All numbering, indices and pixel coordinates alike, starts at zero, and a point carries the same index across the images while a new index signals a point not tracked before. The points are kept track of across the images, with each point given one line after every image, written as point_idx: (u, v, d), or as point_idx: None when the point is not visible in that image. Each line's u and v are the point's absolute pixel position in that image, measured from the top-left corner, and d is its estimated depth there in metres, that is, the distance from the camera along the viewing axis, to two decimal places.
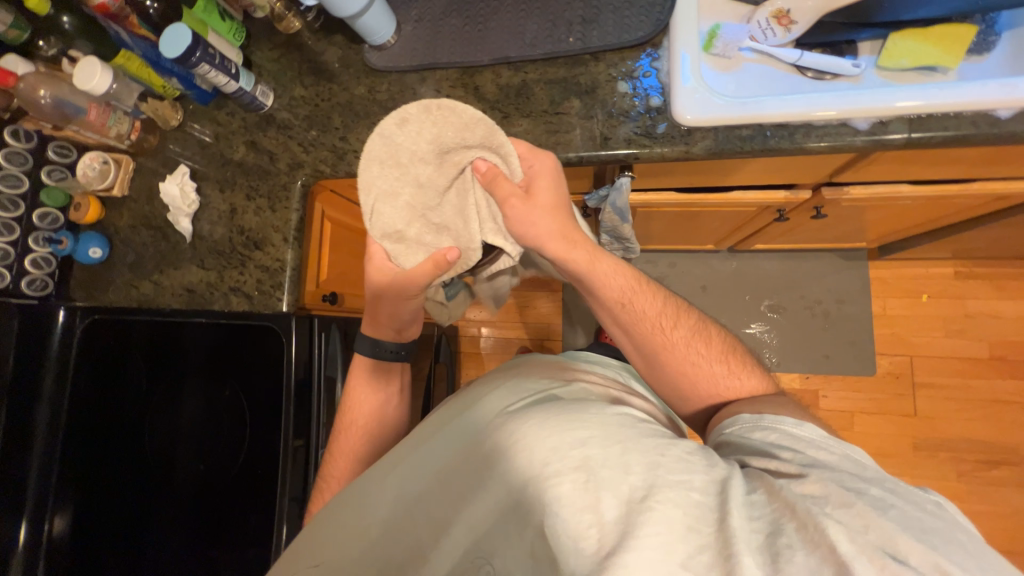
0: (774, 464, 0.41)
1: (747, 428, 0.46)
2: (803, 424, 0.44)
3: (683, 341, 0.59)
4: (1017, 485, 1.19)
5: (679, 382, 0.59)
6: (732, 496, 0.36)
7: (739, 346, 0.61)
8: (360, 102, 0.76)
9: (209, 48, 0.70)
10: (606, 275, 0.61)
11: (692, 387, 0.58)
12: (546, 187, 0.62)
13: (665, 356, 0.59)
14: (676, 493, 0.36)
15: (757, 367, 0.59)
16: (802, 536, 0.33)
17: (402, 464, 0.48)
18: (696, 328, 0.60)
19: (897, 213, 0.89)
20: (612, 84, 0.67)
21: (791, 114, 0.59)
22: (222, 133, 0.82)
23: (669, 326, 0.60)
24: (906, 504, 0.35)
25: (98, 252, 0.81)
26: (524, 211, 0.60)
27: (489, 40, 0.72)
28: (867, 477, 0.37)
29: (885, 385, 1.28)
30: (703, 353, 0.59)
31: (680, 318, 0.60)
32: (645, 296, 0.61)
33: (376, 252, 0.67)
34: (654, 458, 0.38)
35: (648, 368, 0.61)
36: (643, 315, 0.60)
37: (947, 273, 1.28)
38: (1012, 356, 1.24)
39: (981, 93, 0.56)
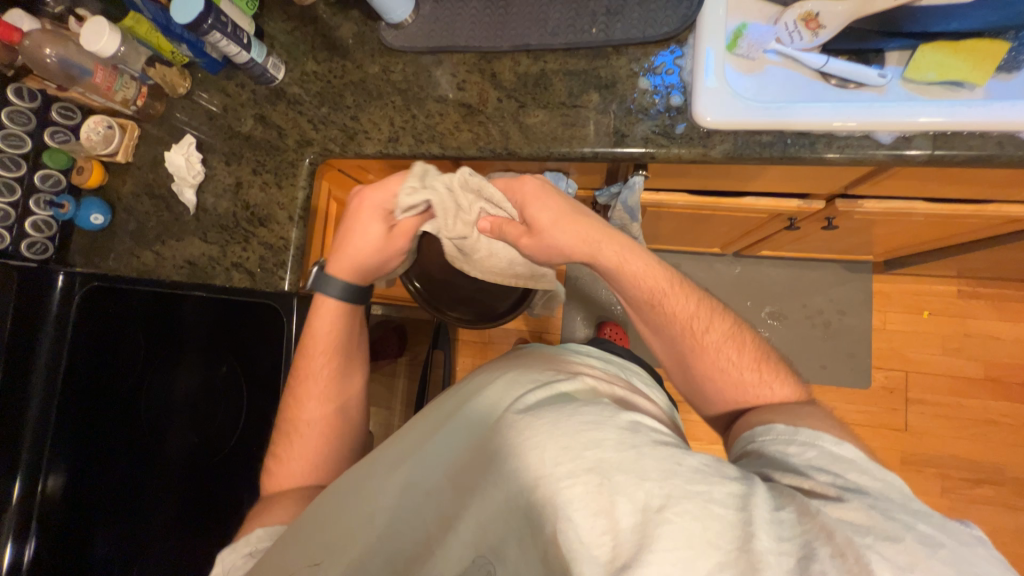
0: (808, 484, 0.41)
1: (782, 442, 0.47)
2: (843, 444, 0.44)
3: (713, 346, 0.58)
4: (1000, 504, 1.21)
5: (708, 384, 0.59)
6: (760, 514, 0.36)
7: (774, 354, 0.60)
8: (373, 81, 0.74)
9: (221, 15, 0.68)
10: (638, 276, 0.60)
11: (718, 392, 0.59)
12: (541, 210, 0.61)
13: (694, 360, 0.59)
14: (695, 505, 0.36)
15: (792, 376, 0.58)
16: (838, 564, 0.32)
17: (408, 453, 0.48)
18: (730, 332, 0.59)
19: (909, 229, 0.89)
20: (633, 79, 0.66)
21: (816, 122, 0.58)
22: (231, 104, 0.81)
23: (702, 332, 0.59)
24: (954, 542, 0.34)
25: (99, 219, 0.82)
26: (538, 246, 0.62)
27: (509, 26, 0.70)
28: (915, 511, 0.37)
29: (878, 399, 1.29)
30: (734, 359, 0.58)
31: (714, 323, 0.59)
32: (677, 296, 0.59)
33: (377, 187, 0.65)
34: (669, 467, 0.38)
35: (678, 367, 0.62)
36: (674, 317, 0.59)
37: (951, 291, 1.28)
38: (1007, 378, 1.24)
39: (1010, 113, 0.55)
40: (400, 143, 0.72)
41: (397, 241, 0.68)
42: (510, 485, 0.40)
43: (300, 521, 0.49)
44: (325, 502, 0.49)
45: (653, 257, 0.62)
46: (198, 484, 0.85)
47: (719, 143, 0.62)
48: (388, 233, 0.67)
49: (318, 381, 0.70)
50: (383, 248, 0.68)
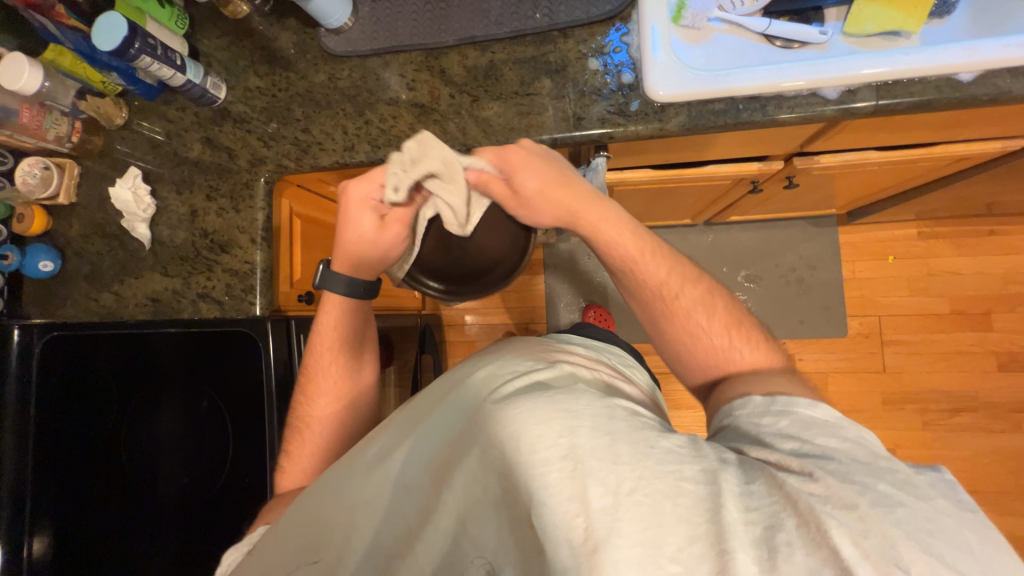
0: (774, 457, 0.41)
1: (755, 414, 0.47)
2: (816, 406, 0.45)
3: (683, 311, 0.59)
4: (977, 429, 1.27)
5: (682, 349, 0.60)
6: (729, 488, 0.37)
7: (749, 320, 0.60)
8: (320, 90, 0.72)
9: (148, 38, 0.65)
10: (613, 238, 0.61)
11: (691, 357, 0.59)
12: (528, 176, 0.60)
13: (666, 325, 0.60)
14: (666, 485, 0.37)
15: (765, 343, 0.57)
16: (801, 533, 0.34)
17: (390, 447, 0.48)
18: (701, 298, 0.59)
19: (864, 178, 0.92)
20: (582, 61, 0.65)
21: (763, 85, 0.59)
22: (174, 130, 0.77)
23: (672, 296, 0.60)
24: (914, 499, 0.35)
25: (49, 265, 0.78)
26: (524, 210, 0.64)
27: (452, 20, 0.68)
28: (875, 471, 0.38)
29: (856, 345, 1.34)
30: (704, 324, 0.58)
31: (684, 287, 0.60)
32: (648, 262, 0.61)
33: (356, 184, 0.62)
34: (642, 450, 0.39)
35: (655, 332, 0.62)
36: (645, 283, 0.61)
37: (911, 234, 1.33)
38: (971, 310, 1.30)
39: (943, 57, 0.56)
40: (357, 151, 0.70)
41: (393, 228, 0.64)
42: (488, 472, 0.41)
43: (279, 528, 0.48)
44: (304, 500, 0.49)
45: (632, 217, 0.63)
46: (191, 522, 0.80)
47: (673, 115, 0.62)
48: (382, 220, 0.64)
49: (326, 375, 0.69)
50: (380, 239, 0.65)
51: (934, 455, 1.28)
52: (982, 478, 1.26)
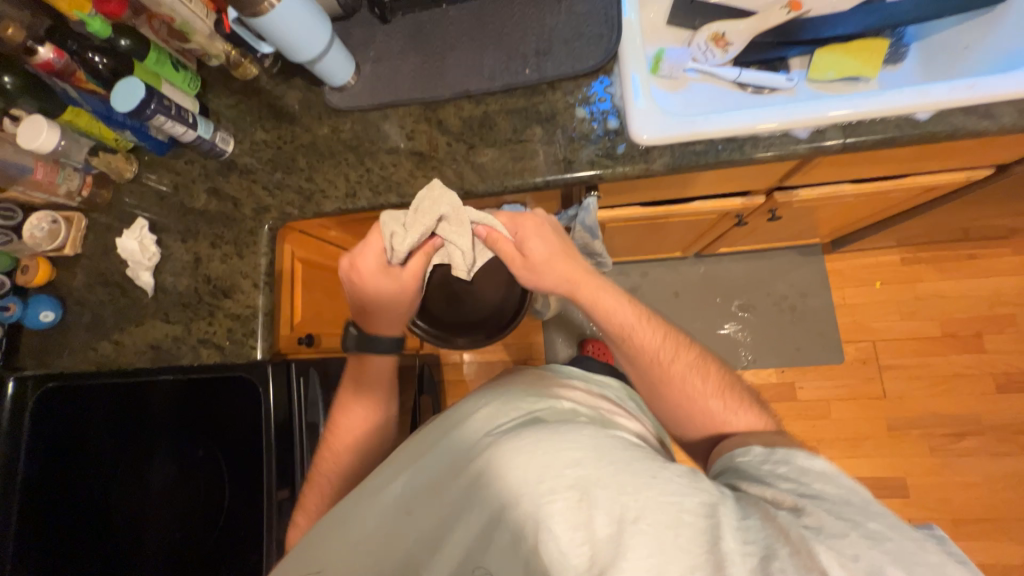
0: (771, 493, 0.44)
1: (756, 460, 0.49)
2: (813, 458, 0.46)
3: (680, 375, 0.62)
4: (984, 453, 1.26)
5: (679, 413, 0.62)
6: (726, 521, 0.40)
7: (738, 382, 0.64)
8: (324, 142, 0.77)
9: (164, 99, 0.69)
10: (609, 309, 0.63)
11: (689, 419, 0.61)
12: (539, 245, 0.63)
13: (664, 389, 0.62)
14: (666, 516, 0.41)
15: (755, 404, 0.61)
16: (796, 561, 0.36)
17: (399, 475, 0.51)
18: (694, 363, 0.63)
19: (842, 209, 0.96)
20: (571, 110, 0.70)
21: (739, 127, 0.63)
22: (182, 182, 0.81)
23: (668, 361, 0.62)
24: (902, 537, 0.38)
25: (50, 315, 0.78)
26: (528, 275, 0.65)
27: (448, 75, 0.73)
28: (867, 511, 0.40)
29: (854, 371, 1.34)
30: (699, 387, 0.61)
31: (679, 352, 0.63)
32: (645, 329, 0.63)
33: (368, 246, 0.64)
34: (645, 480, 0.42)
35: (653, 397, 0.64)
36: (643, 349, 0.63)
37: (895, 260, 1.37)
38: (962, 332, 1.32)
39: (899, 98, 0.61)
40: (358, 197, 0.74)
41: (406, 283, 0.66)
42: (495, 502, 0.44)
43: (292, 556, 0.50)
44: (316, 533, 0.51)
45: (625, 292, 0.66)
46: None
47: (658, 157, 0.67)
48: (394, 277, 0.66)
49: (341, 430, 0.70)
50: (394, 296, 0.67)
51: (944, 482, 1.26)
52: (995, 504, 1.23)
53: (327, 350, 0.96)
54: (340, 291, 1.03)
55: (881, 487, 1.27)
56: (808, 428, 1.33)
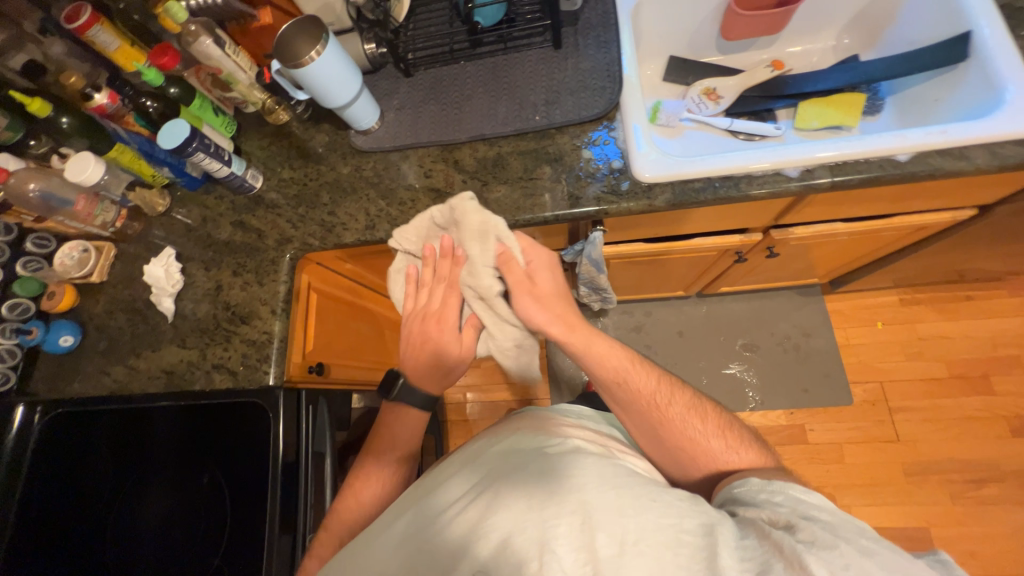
0: (767, 514, 0.47)
1: (755, 490, 0.51)
2: (810, 490, 0.49)
3: (679, 418, 0.62)
4: (1007, 502, 1.21)
5: (681, 456, 0.61)
6: (724, 539, 0.43)
7: (737, 423, 0.64)
8: (347, 180, 0.82)
9: (205, 139, 0.75)
10: (602, 355, 0.64)
11: (692, 461, 0.61)
12: (546, 278, 0.66)
13: (663, 431, 0.62)
14: (667, 535, 0.43)
15: (757, 443, 0.61)
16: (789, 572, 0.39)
17: (405, 511, 0.51)
18: (690, 405, 0.63)
19: (838, 248, 1.00)
20: (577, 152, 0.75)
21: (734, 167, 0.69)
22: (210, 216, 0.86)
23: (664, 403, 0.63)
24: (891, 552, 0.40)
25: (69, 340, 0.80)
26: (531, 305, 0.64)
27: (465, 121, 0.80)
28: (858, 530, 0.42)
29: (865, 413, 1.32)
30: (699, 429, 0.61)
31: (673, 395, 0.64)
32: (639, 374, 0.64)
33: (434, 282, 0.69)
34: (645, 503, 0.45)
35: (653, 442, 0.63)
36: (639, 393, 0.63)
37: (893, 301, 1.40)
38: (969, 373, 1.32)
39: (878, 142, 0.66)
40: (377, 229, 0.78)
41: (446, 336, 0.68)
42: (497, 530, 0.44)
43: None
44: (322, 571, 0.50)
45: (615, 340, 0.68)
46: None
47: (658, 192, 0.71)
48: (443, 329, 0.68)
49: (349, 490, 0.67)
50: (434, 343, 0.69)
51: (969, 533, 1.20)
52: None
53: (334, 382, 0.95)
54: (352, 325, 1.03)
55: (905, 538, 1.21)
56: (823, 473, 1.29)
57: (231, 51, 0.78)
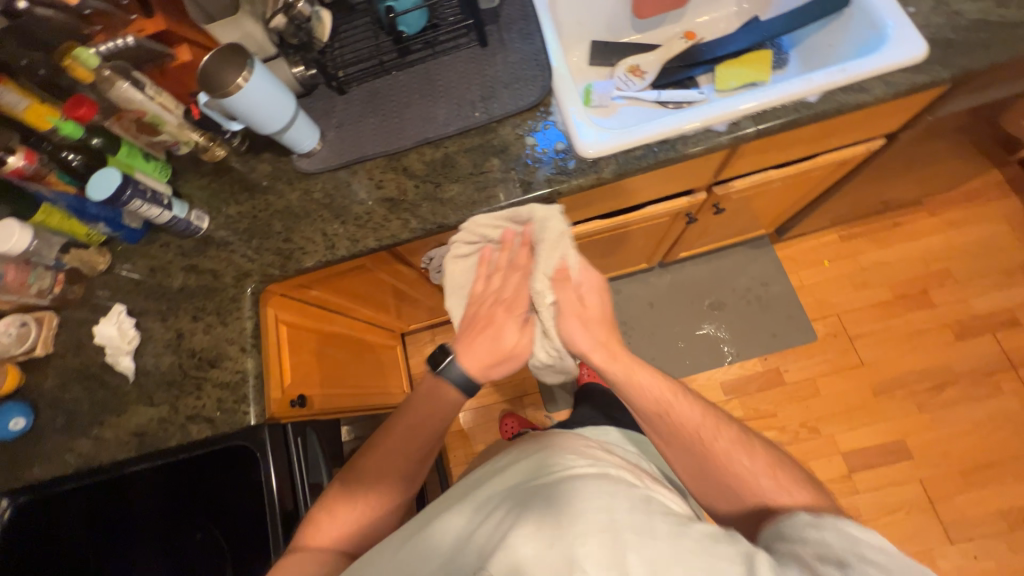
0: (814, 554, 0.43)
1: (803, 526, 0.46)
2: (867, 530, 0.43)
3: (724, 454, 0.58)
4: (964, 401, 1.33)
5: (725, 490, 0.58)
6: (764, 567, 0.40)
7: (790, 461, 0.58)
8: (298, 205, 0.81)
9: (139, 184, 0.72)
10: (643, 385, 0.64)
11: (737, 495, 0.57)
12: (596, 302, 0.71)
13: (707, 464, 0.59)
14: (704, 564, 0.40)
15: (812, 484, 0.55)
16: None
17: (422, 530, 0.50)
18: (738, 438, 0.59)
19: (775, 195, 1.08)
20: (521, 140, 0.77)
21: (669, 130, 0.73)
22: (158, 266, 0.82)
23: (710, 436, 0.60)
24: None
25: (20, 423, 0.74)
26: (576, 330, 0.68)
27: (406, 127, 0.81)
28: None
29: (830, 346, 1.41)
30: (747, 466, 0.57)
31: (721, 428, 0.60)
32: (681, 403, 0.62)
33: (506, 264, 0.72)
34: (680, 531, 0.42)
35: (692, 475, 0.60)
36: (682, 424, 0.61)
37: (834, 239, 1.50)
38: (911, 292, 1.43)
39: (789, 88, 0.72)
40: (338, 247, 0.77)
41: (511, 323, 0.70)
42: (512, 546, 0.41)
43: None
44: None
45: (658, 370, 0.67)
46: None
47: (605, 166, 0.74)
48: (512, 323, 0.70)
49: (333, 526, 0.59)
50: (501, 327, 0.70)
51: (938, 436, 1.31)
52: (989, 448, 1.29)
53: (319, 413, 0.92)
54: (329, 352, 1.01)
55: (884, 453, 1.31)
56: (804, 409, 1.37)
57: (153, 93, 0.76)
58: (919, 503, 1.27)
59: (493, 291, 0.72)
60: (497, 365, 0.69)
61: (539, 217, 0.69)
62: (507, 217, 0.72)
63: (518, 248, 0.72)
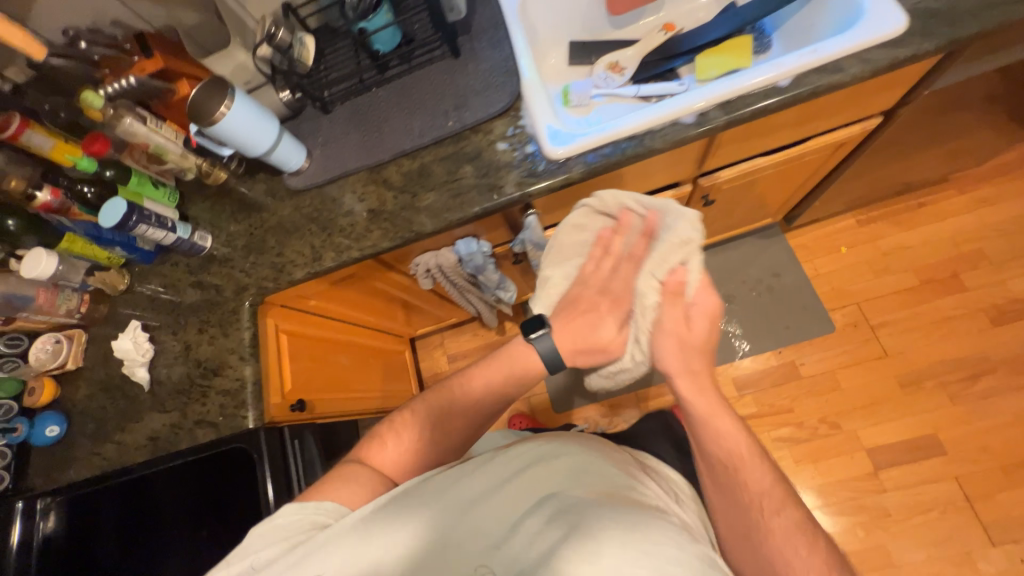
0: None
1: None
2: None
3: (776, 531, 0.56)
4: (1003, 391, 1.23)
5: (763, 566, 0.56)
6: None
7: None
8: (290, 220, 0.86)
9: (145, 210, 0.79)
10: (724, 432, 0.63)
11: (772, 573, 0.55)
12: (700, 326, 0.69)
13: (756, 533, 0.57)
14: None
15: None
16: None
17: (482, 482, 0.53)
18: (802, 525, 0.56)
19: (775, 181, 1.03)
20: (493, 145, 0.79)
21: (635, 126, 0.73)
22: (169, 283, 0.89)
23: (770, 510, 0.58)
24: None
25: (55, 430, 0.83)
26: (670, 347, 0.68)
27: (386, 141, 0.84)
28: None
29: (850, 337, 1.34)
30: (797, 557, 0.54)
31: (784, 506, 0.58)
32: (755, 464, 0.61)
33: (614, 255, 0.75)
34: None
35: (733, 533, 0.60)
36: (749, 486, 0.60)
37: (851, 224, 1.42)
38: (939, 276, 1.34)
39: (758, 74, 0.71)
40: (324, 259, 0.82)
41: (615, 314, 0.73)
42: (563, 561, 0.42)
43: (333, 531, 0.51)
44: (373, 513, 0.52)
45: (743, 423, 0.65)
46: None
47: (573, 166, 0.75)
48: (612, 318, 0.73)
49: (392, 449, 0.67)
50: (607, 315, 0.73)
51: (974, 430, 1.22)
52: None
53: (320, 416, 0.97)
54: (331, 357, 1.06)
55: (912, 449, 1.23)
56: (822, 404, 1.31)
57: (155, 125, 0.82)
58: (954, 502, 1.19)
59: (600, 275, 0.74)
60: (591, 352, 0.73)
61: (672, 213, 0.69)
62: (629, 203, 0.72)
63: (633, 230, 0.73)
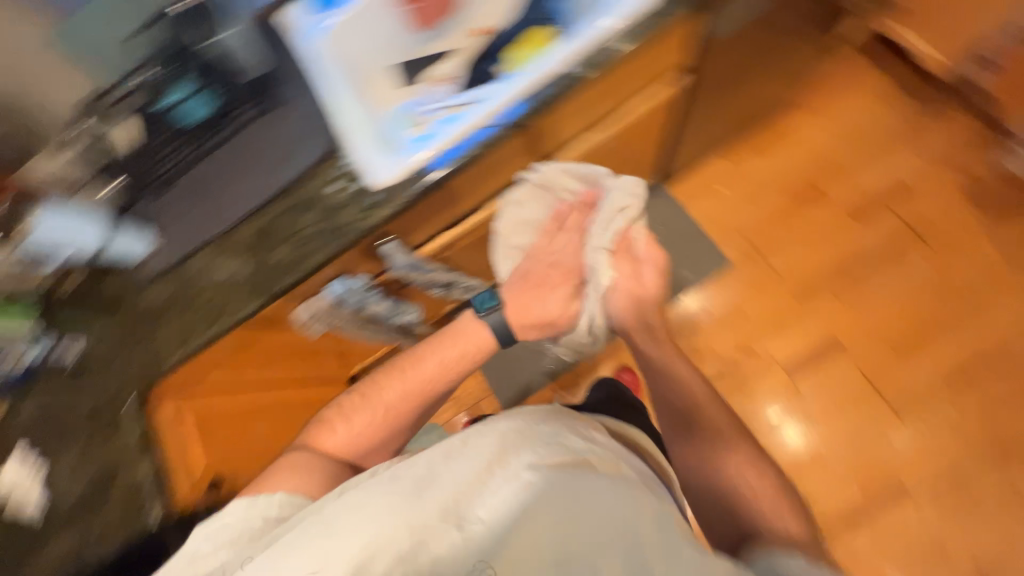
0: None
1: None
2: None
3: (738, 471, 0.83)
4: (877, 280, 1.37)
5: (721, 493, 0.82)
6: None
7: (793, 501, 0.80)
8: (152, 306, 0.85)
9: None
10: (685, 376, 0.95)
11: (721, 496, 0.82)
12: (650, 275, 1.02)
13: (720, 460, 0.85)
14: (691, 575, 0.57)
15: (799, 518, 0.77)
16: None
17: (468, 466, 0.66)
18: (749, 459, 0.84)
19: (613, 152, 1.13)
20: (327, 189, 0.83)
21: (437, 145, 0.82)
22: (35, 398, 0.83)
23: (732, 448, 0.85)
24: None
25: None
26: (625, 299, 1.01)
27: (228, 206, 0.85)
28: None
29: (745, 268, 1.43)
30: (754, 485, 0.81)
31: (740, 444, 0.86)
32: (711, 407, 0.91)
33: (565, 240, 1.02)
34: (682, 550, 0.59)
35: (701, 470, 0.85)
36: (710, 420, 0.89)
37: (721, 163, 1.51)
38: (805, 191, 1.46)
39: (524, 83, 0.83)
40: (195, 335, 0.83)
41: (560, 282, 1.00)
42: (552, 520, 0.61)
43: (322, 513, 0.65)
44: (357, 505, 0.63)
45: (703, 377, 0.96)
46: None
47: (401, 191, 0.82)
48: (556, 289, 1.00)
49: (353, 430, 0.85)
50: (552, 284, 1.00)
51: (863, 321, 1.35)
52: (909, 317, 1.33)
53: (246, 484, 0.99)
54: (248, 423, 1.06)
55: (818, 354, 1.35)
56: (736, 335, 1.39)
57: None
58: (861, 389, 1.31)
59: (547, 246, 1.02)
60: (542, 319, 0.99)
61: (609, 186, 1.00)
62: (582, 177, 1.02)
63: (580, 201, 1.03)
